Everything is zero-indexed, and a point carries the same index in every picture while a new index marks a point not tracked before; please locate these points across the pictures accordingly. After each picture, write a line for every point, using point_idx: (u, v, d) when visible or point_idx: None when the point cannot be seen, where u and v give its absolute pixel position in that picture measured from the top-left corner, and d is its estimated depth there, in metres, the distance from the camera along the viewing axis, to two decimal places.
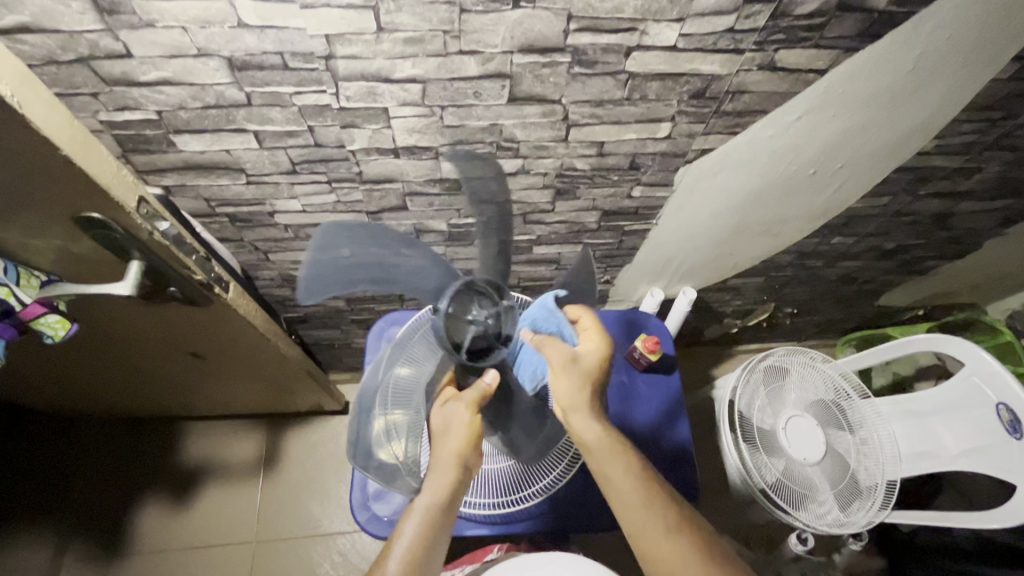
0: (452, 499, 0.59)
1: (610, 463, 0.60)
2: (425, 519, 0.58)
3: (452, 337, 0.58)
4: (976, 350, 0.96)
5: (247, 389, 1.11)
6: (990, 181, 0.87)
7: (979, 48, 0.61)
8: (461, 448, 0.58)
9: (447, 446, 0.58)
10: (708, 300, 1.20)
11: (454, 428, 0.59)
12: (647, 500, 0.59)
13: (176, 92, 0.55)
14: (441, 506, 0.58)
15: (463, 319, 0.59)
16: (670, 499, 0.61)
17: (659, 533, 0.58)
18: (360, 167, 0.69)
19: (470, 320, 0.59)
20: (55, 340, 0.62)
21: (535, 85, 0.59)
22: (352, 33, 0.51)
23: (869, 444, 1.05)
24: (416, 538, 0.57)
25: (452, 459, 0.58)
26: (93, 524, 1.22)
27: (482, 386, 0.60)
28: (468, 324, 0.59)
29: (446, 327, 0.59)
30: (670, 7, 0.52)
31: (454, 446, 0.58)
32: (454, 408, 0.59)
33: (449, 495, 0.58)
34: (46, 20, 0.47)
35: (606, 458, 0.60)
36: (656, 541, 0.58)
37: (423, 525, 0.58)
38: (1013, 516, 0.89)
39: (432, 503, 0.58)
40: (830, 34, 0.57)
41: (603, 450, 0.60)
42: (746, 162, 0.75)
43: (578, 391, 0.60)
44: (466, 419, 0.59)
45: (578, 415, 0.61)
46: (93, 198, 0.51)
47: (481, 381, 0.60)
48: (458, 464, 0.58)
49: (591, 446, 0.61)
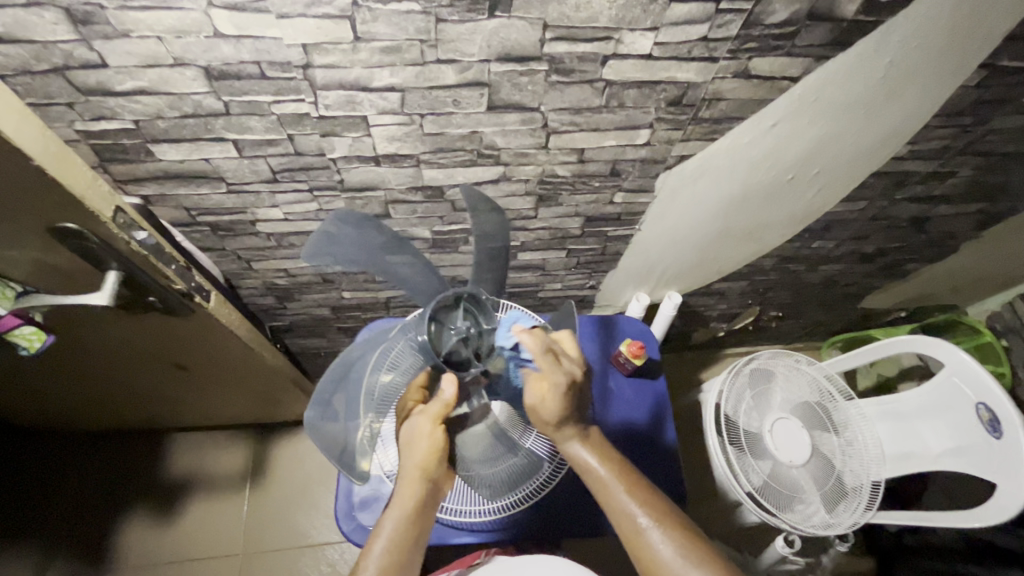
0: (421, 509, 0.60)
1: (593, 473, 0.63)
2: (394, 534, 0.59)
3: (436, 347, 0.59)
4: (955, 351, 0.98)
5: (231, 399, 1.10)
6: (964, 185, 0.89)
7: (945, 57, 0.63)
8: (424, 463, 0.60)
9: (411, 459, 0.60)
10: (693, 304, 1.21)
11: (416, 441, 0.60)
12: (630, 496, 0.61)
13: (152, 101, 0.55)
14: (410, 519, 0.60)
15: (448, 330, 0.60)
16: (651, 498, 0.61)
17: (641, 530, 0.59)
18: (342, 175, 0.69)
19: (453, 331, 0.60)
20: (30, 351, 0.63)
21: (514, 93, 0.59)
22: (329, 42, 0.51)
23: (854, 446, 1.07)
24: (387, 551, 0.59)
25: (416, 472, 0.60)
26: (76, 538, 1.20)
27: (444, 398, 0.58)
28: (452, 334, 0.59)
29: (432, 337, 0.59)
30: (644, 17, 0.53)
31: (417, 459, 0.60)
32: (416, 420, 0.60)
33: (416, 506, 0.60)
34: (19, 30, 0.47)
35: (589, 467, 0.63)
36: (639, 537, 0.59)
37: (393, 538, 0.59)
38: (994, 515, 0.90)
39: (402, 516, 0.60)
40: (802, 42, 0.58)
41: (582, 460, 0.63)
42: (725, 168, 0.76)
43: (546, 426, 0.62)
44: (428, 430, 0.60)
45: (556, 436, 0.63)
46: (69, 207, 0.51)
47: (443, 394, 0.58)
48: (422, 475, 0.60)
49: (575, 461, 0.63)
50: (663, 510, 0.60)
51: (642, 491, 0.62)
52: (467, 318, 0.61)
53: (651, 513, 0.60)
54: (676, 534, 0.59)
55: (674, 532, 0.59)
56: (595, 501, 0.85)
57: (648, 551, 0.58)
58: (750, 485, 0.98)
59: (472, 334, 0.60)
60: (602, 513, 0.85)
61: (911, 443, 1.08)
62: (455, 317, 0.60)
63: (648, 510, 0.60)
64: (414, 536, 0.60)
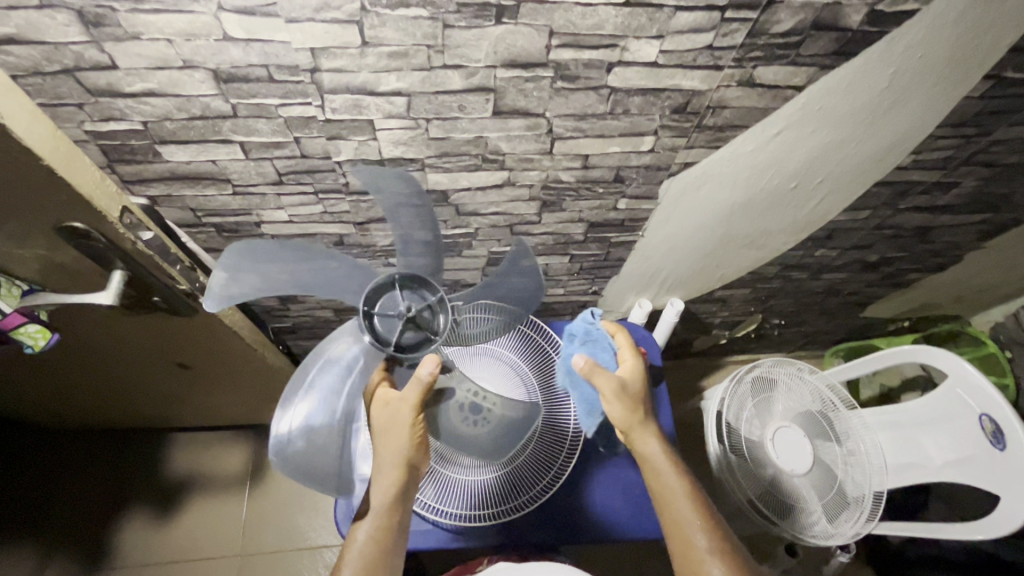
0: (401, 496, 0.63)
1: (665, 482, 0.66)
2: (378, 521, 0.62)
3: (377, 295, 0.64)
4: (959, 361, 0.98)
5: (233, 400, 1.10)
6: (967, 196, 0.89)
7: (950, 67, 0.63)
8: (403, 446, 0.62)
9: (389, 445, 0.63)
10: (696, 311, 1.21)
11: (397, 425, 0.63)
12: (696, 519, 0.63)
13: (161, 103, 0.56)
14: (390, 505, 0.62)
15: (390, 313, 0.64)
16: (716, 526, 0.63)
17: (700, 551, 0.61)
18: (347, 179, 0.69)
19: (395, 312, 0.63)
20: (34, 350, 0.62)
21: (519, 98, 0.60)
22: (336, 46, 0.51)
23: (857, 456, 1.06)
24: (370, 538, 0.61)
25: (398, 461, 0.63)
26: (75, 537, 1.20)
27: (422, 378, 0.61)
28: (394, 316, 0.63)
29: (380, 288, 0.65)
30: (650, 25, 0.53)
31: (396, 447, 0.62)
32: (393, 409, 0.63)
33: (397, 492, 0.63)
34: (30, 32, 0.47)
35: (661, 474, 0.67)
36: (696, 556, 0.61)
37: (376, 525, 0.62)
38: (997, 527, 0.90)
39: (383, 503, 0.62)
40: (807, 51, 0.58)
41: (659, 465, 0.67)
42: (729, 175, 0.76)
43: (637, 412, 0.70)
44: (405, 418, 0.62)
45: (638, 435, 0.69)
46: (76, 207, 0.51)
47: (421, 373, 0.61)
48: (403, 465, 0.63)
49: (647, 462, 0.68)
50: (721, 537, 0.62)
51: (705, 512, 0.64)
52: (410, 300, 0.64)
53: (711, 538, 0.62)
54: (731, 565, 0.60)
55: (726, 557, 0.60)
56: (596, 507, 0.85)
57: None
58: (751, 493, 0.98)
59: (411, 312, 0.63)
60: (601, 520, 0.84)
61: (913, 453, 1.08)
62: (405, 295, 0.65)
63: (706, 534, 0.62)
64: (396, 519, 0.63)
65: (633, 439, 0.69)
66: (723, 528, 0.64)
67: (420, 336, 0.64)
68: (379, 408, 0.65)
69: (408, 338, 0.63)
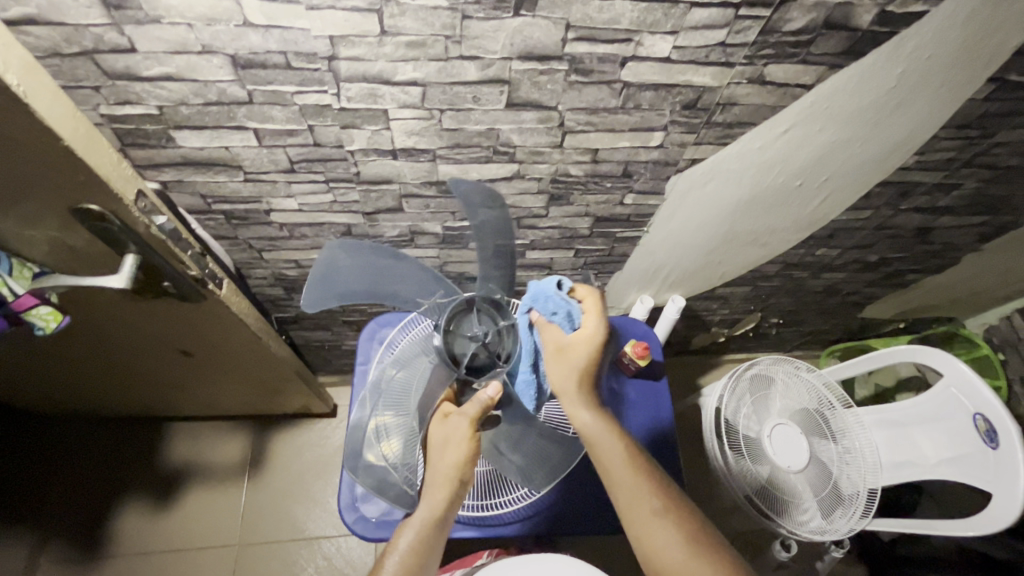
0: (448, 511, 0.60)
1: (607, 453, 0.63)
2: (419, 532, 0.59)
3: (454, 318, 0.62)
4: (954, 361, 0.99)
5: (235, 389, 1.10)
6: (967, 198, 0.90)
7: (957, 69, 0.64)
8: (458, 465, 0.59)
9: (444, 462, 0.59)
10: (697, 308, 1.22)
11: (454, 443, 0.59)
12: (640, 484, 0.62)
13: (178, 88, 0.56)
14: (433, 519, 0.59)
15: (464, 337, 0.61)
16: (661, 483, 0.63)
17: (651, 514, 0.61)
18: (358, 168, 0.70)
19: (469, 336, 0.61)
20: (46, 332, 0.62)
21: (533, 91, 0.60)
22: (355, 35, 0.52)
23: (852, 453, 1.08)
24: (409, 548, 0.59)
25: (451, 475, 0.59)
26: (74, 524, 1.20)
27: (484, 399, 0.59)
28: (468, 341, 0.61)
29: (456, 312, 0.63)
30: (664, 20, 0.54)
31: (449, 463, 0.59)
32: (455, 422, 0.59)
33: (442, 507, 0.60)
34: (52, 13, 0.48)
35: (596, 445, 0.64)
36: (649, 521, 0.61)
37: (416, 537, 0.59)
38: (988, 524, 0.92)
39: (429, 516, 0.59)
40: (818, 50, 0.59)
41: (595, 434, 0.63)
42: (735, 172, 0.77)
43: (567, 384, 0.64)
44: (467, 434, 0.58)
45: (569, 403, 0.64)
46: (92, 189, 0.51)
47: (483, 393, 0.59)
48: (455, 480, 0.59)
49: (584, 434, 0.64)
50: (667, 493, 0.63)
51: (649, 474, 0.63)
52: (483, 324, 0.62)
53: (660, 498, 0.62)
54: (681, 523, 0.61)
55: (676, 512, 0.61)
56: (597, 500, 0.86)
57: (656, 539, 0.60)
58: (748, 489, 0.99)
59: (488, 339, 0.61)
60: (603, 511, 0.85)
61: (907, 450, 1.10)
62: (477, 317, 0.63)
63: (654, 497, 0.62)
64: (439, 532, 0.60)
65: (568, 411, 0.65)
66: (669, 484, 0.64)
67: (489, 361, 0.62)
68: (439, 423, 0.60)
69: (481, 364, 0.61)
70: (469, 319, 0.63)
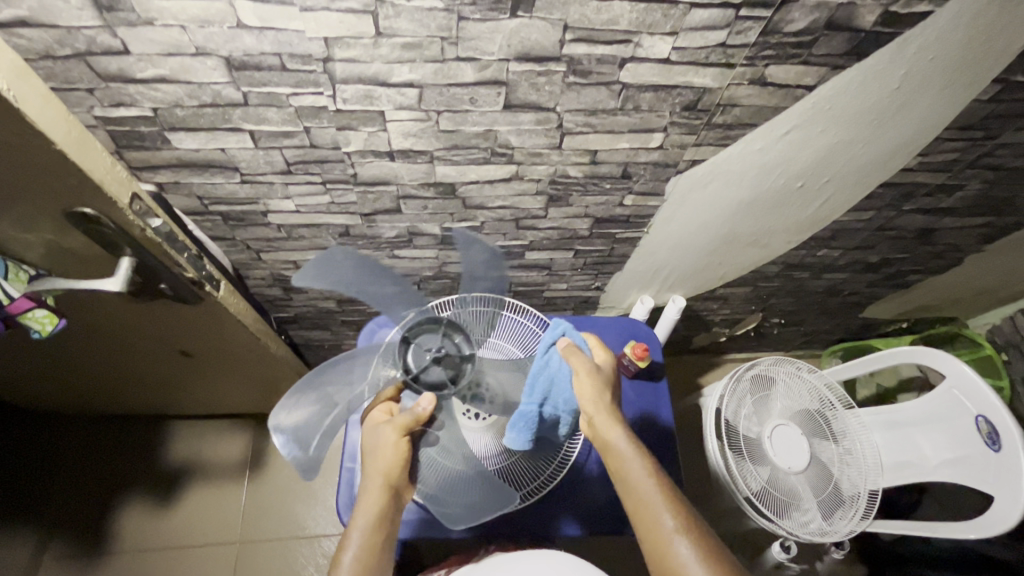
0: (384, 516, 0.65)
1: (628, 467, 0.64)
2: (364, 540, 0.63)
3: (418, 332, 0.70)
4: (958, 363, 0.98)
5: (235, 389, 1.10)
6: (971, 199, 0.89)
7: (958, 71, 0.63)
8: (388, 469, 0.66)
9: (376, 467, 0.66)
10: (697, 308, 1.21)
11: (384, 448, 0.66)
12: (659, 496, 0.61)
13: (172, 89, 0.55)
14: (375, 525, 0.64)
15: (422, 348, 0.69)
16: (679, 499, 0.62)
17: (664, 530, 0.59)
18: (355, 169, 0.69)
19: (426, 349, 0.69)
20: (42, 335, 0.62)
21: (531, 92, 0.60)
22: (351, 36, 0.51)
23: (852, 454, 1.07)
24: (358, 557, 0.62)
25: (379, 479, 0.65)
26: (75, 522, 1.20)
27: (417, 411, 0.66)
28: (424, 353, 0.69)
29: (420, 326, 0.70)
30: (664, 21, 0.53)
31: (381, 466, 0.66)
32: (383, 429, 0.67)
33: (380, 511, 0.65)
34: (44, 15, 0.47)
35: (620, 455, 0.65)
36: (661, 536, 0.59)
37: (362, 545, 0.63)
38: (990, 527, 0.91)
39: (369, 523, 0.64)
40: (819, 51, 0.58)
41: (626, 448, 0.65)
42: (736, 173, 0.76)
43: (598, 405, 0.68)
44: (393, 439, 0.66)
45: (600, 418, 0.67)
46: (86, 192, 0.51)
47: (417, 407, 0.66)
48: (385, 484, 0.65)
49: (610, 447, 0.66)
50: (687, 513, 0.61)
51: (670, 493, 0.62)
52: (442, 341, 0.69)
53: (676, 516, 0.60)
54: (698, 538, 0.59)
55: (690, 533, 0.59)
56: (594, 501, 0.85)
57: (668, 550, 0.58)
58: (747, 489, 0.99)
59: (442, 356, 0.68)
60: (600, 513, 0.85)
61: (908, 452, 1.09)
62: (440, 336, 0.69)
63: (672, 510, 0.61)
64: (382, 535, 0.64)
65: (599, 425, 0.67)
66: (690, 508, 0.62)
67: (439, 377, 0.68)
68: (373, 427, 0.68)
69: (429, 377, 0.68)
70: (430, 331, 0.70)
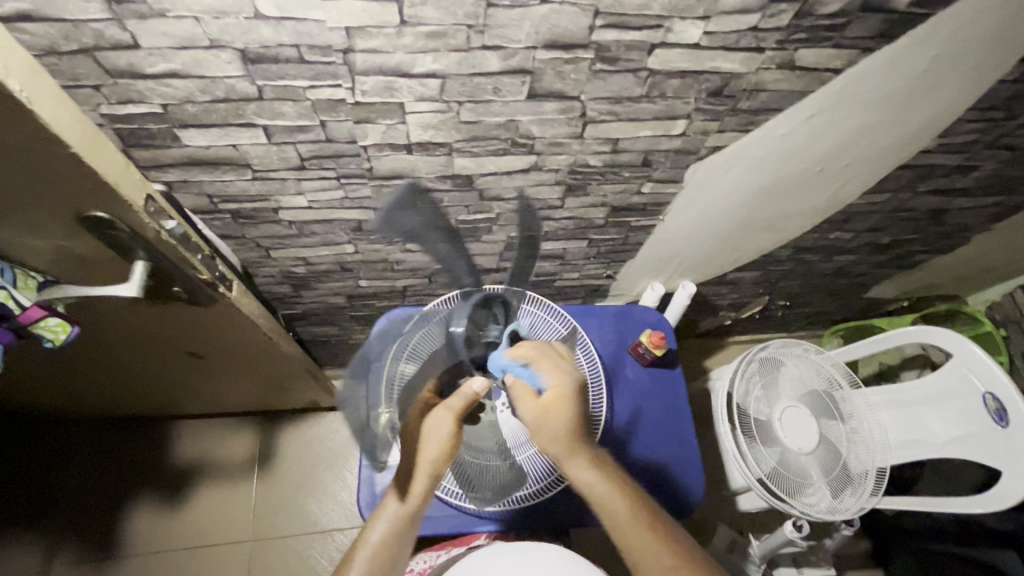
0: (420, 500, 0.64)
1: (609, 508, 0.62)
2: (392, 525, 0.63)
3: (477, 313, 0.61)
4: (966, 342, 0.99)
5: (244, 387, 1.09)
6: (985, 179, 0.89)
7: (987, 52, 0.63)
8: (437, 454, 0.62)
9: (422, 451, 0.62)
10: (706, 293, 1.21)
11: (436, 435, 0.61)
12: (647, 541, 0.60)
13: (184, 84, 0.53)
14: (408, 510, 0.63)
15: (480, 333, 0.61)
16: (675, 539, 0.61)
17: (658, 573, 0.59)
18: (371, 163, 0.67)
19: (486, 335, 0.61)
20: (55, 344, 0.60)
21: (556, 81, 0.58)
22: (373, 26, 0.49)
23: (859, 433, 1.08)
24: (385, 535, 0.62)
25: (425, 464, 0.62)
26: (83, 526, 1.18)
27: (470, 392, 0.62)
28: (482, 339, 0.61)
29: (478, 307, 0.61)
30: (697, 4, 0.51)
31: (427, 454, 0.62)
32: (438, 415, 0.61)
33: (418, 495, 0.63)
34: (48, 8, 0.44)
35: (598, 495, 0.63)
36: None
37: (391, 524, 0.63)
38: (997, 501, 0.93)
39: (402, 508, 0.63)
40: (851, 34, 0.57)
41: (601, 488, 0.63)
42: (756, 158, 0.75)
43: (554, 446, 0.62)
44: (448, 425, 0.61)
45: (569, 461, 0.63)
46: (103, 196, 0.49)
47: (472, 386, 0.62)
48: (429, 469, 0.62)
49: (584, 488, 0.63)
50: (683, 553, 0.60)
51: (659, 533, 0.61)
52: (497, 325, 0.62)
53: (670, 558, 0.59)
54: None
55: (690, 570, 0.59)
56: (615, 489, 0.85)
57: None
58: (759, 472, 1.00)
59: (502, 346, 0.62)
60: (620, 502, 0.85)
61: (915, 430, 1.10)
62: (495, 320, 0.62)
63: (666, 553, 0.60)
64: (413, 517, 0.64)
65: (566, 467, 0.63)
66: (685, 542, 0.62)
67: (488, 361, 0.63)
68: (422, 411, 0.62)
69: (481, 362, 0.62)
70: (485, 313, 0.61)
